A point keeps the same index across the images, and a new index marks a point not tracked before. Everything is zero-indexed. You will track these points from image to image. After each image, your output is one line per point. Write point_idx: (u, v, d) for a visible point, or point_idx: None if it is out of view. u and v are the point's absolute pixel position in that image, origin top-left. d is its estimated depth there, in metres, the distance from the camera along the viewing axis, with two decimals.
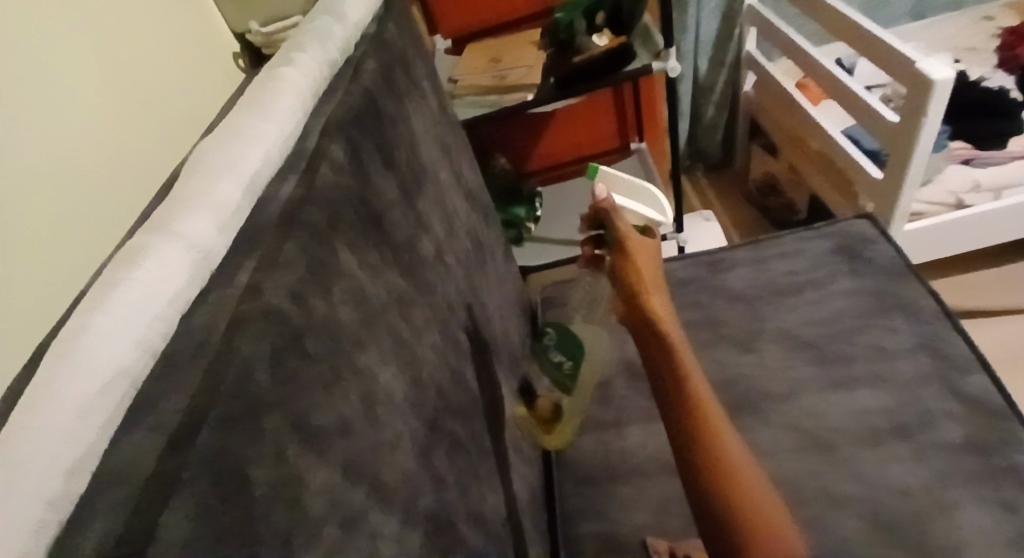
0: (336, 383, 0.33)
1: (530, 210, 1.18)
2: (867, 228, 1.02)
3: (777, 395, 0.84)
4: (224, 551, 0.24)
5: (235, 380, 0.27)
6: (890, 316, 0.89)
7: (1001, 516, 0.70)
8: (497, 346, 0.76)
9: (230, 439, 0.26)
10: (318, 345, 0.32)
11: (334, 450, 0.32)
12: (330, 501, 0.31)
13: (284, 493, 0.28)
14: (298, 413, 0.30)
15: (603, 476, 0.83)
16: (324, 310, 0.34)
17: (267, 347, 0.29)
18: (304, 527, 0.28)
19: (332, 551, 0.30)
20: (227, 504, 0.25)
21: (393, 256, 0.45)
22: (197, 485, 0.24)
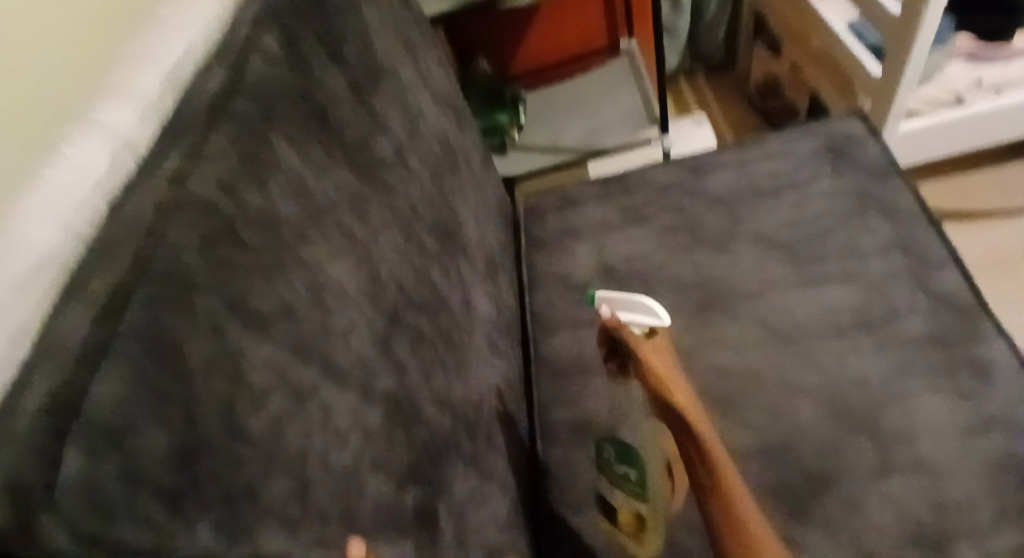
0: (275, 271, 0.37)
1: (513, 116, 1.18)
2: (857, 126, 0.99)
3: (747, 293, 0.87)
4: (158, 407, 0.28)
5: (162, 267, 0.31)
6: (868, 216, 0.89)
7: (951, 404, 0.74)
8: (471, 249, 0.78)
9: (158, 314, 0.30)
10: (252, 235, 0.36)
11: (279, 330, 0.36)
12: (274, 375, 0.34)
13: (222, 363, 0.31)
14: (233, 293, 0.33)
15: (577, 371, 0.87)
16: (258, 201, 0.38)
17: (196, 238, 0.33)
18: (246, 395, 0.32)
19: (279, 416, 0.34)
20: (161, 371, 0.29)
21: (342, 153, 0.48)
22: (128, 356, 0.28)
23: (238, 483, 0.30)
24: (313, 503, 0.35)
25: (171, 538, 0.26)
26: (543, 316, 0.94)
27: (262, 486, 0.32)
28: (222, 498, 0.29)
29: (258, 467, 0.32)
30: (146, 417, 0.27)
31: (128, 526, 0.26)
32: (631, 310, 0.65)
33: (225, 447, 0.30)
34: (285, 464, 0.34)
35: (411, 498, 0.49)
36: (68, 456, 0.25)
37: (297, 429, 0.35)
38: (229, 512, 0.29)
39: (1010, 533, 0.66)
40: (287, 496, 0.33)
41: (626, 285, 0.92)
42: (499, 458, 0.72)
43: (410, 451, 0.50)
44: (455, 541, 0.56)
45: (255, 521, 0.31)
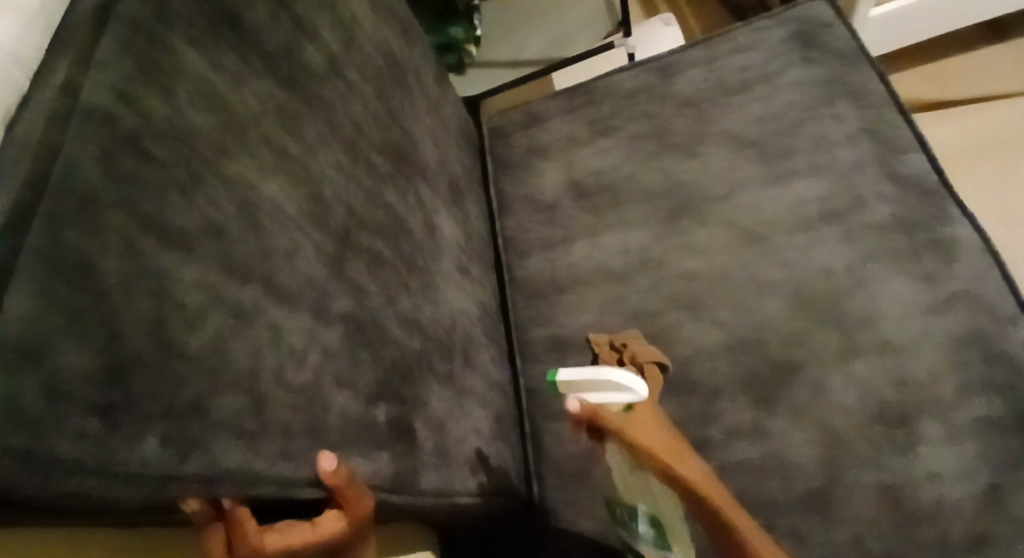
0: (195, 188, 0.36)
1: (468, 29, 1.11)
2: (826, 11, 0.95)
3: (717, 195, 0.85)
4: (74, 322, 0.28)
5: (59, 181, 0.30)
6: (836, 104, 0.87)
7: (915, 285, 0.75)
8: (430, 171, 0.75)
9: (62, 230, 0.29)
10: (161, 147, 0.35)
11: (207, 248, 0.36)
12: (206, 291, 0.34)
13: (142, 280, 0.31)
14: (147, 210, 0.33)
15: (551, 288, 0.87)
16: (165, 112, 0.37)
17: (97, 153, 0.32)
18: (177, 312, 0.32)
19: (219, 335, 0.34)
20: (73, 287, 0.28)
21: (262, 61, 0.48)
22: (34, 272, 0.27)
23: (180, 399, 0.31)
24: (271, 417, 0.36)
25: (112, 451, 0.28)
26: (515, 237, 0.92)
27: (209, 401, 0.33)
28: (165, 414, 0.30)
29: (205, 384, 0.32)
30: (63, 333, 0.27)
31: (61, 441, 0.26)
32: (602, 390, 0.53)
33: (159, 363, 0.30)
34: (236, 381, 0.34)
35: (384, 413, 0.50)
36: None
37: (242, 348, 0.35)
38: (175, 428, 0.31)
39: (976, 404, 0.68)
40: (240, 411, 0.34)
41: (595, 200, 0.90)
42: (477, 376, 0.73)
43: (377, 368, 0.50)
44: (436, 453, 0.58)
45: (206, 435, 0.32)
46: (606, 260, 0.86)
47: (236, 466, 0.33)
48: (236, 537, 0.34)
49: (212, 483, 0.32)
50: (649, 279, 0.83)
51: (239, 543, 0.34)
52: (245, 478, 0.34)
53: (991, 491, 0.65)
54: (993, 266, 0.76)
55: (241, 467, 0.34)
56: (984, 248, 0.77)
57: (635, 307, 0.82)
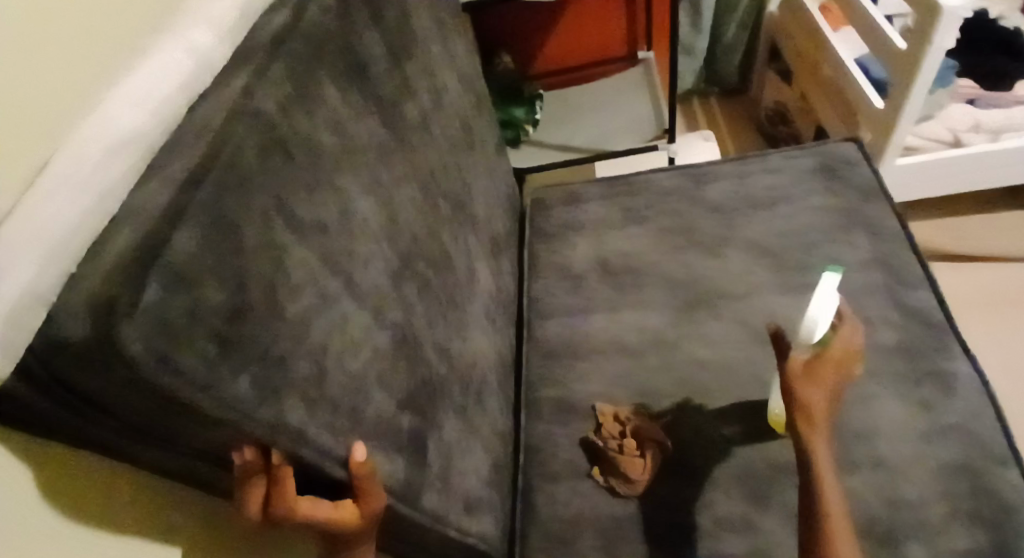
0: (314, 188, 0.44)
1: (529, 113, 1.25)
2: (853, 151, 1.03)
3: (735, 294, 0.91)
4: (220, 266, 0.35)
5: (226, 159, 0.37)
6: (854, 232, 0.94)
7: (912, 409, 0.79)
8: (478, 224, 0.82)
9: (223, 195, 0.36)
10: (298, 153, 0.44)
11: (313, 238, 0.43)
12: (306, 272, 0.41)
13: (267, 250, 0.38)
14: (280, 195, 0.41)
15: (566, 352, 0.91)
16: (305, 127, 0.45)
17: (254, 143, 0.40)
18: (285, 281, 0.39)
19: (310, 309, 0.41)
20: (222, 239, 0.35)
21: (374, 102, 0.56)
22: (198, 220, 0.34)
23: (274, 352, 0.37)
24: (326, 391, 0.42)
25: (226, 376, 0.34)
26: (539, 301, 0.98)
27: (293, 361, 0.39)
28: (259, 358, 0.36)
29: (292, 346, 0.39)
30: (209, 270, 0.34)
31: (190, 355, 0.32)
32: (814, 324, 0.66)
33: (268, 319, 0.37)
34: (309, 351, 0.40)
35: (407, 424, 0.54)
36: (149, 286, 0.31)
37: (320, 325, 0.42)
38: (263, 372, 0.36)
39: (962, 534, 0.70)
40: (309, 377, 0.40)
41: (619, 279, 0.96)
42: (486, 419, 0.76)
43: (410, 381, 0.55)
44: (440, 477, 0.61)
45: (283, 387, 0.38)
46: (623, 336, 0.90)
47: (296, 424, 0.38)
48: (274, 495, 0.37)
49: (275, 432, 0.37)
50: (660, 361, 0.87)
51: (276, 499, 0.37)
52: (299, 436, 0.38)
53: None
54: (988, 404, 0.79)
55: (300, 424, 0.38)
56: (981, 387, 0.81)
57: (645, 384, 0.86)
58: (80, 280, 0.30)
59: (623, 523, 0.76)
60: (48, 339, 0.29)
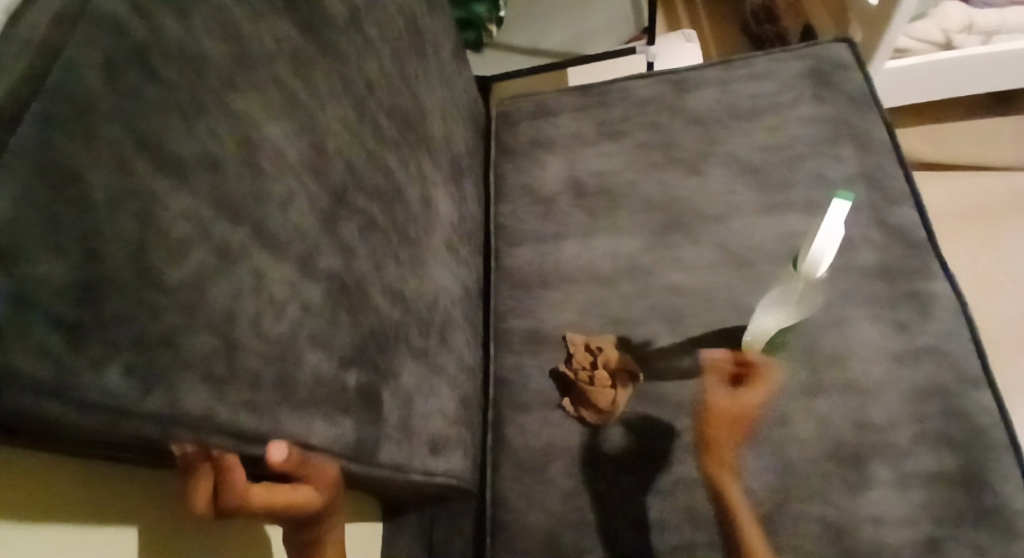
0: (195, 116, 0.38)
1: (492, 8, 1.08)
2: (844, 53, 0.95)
3: (713, 216, 0.85)
4: (53, 233, 0.29)
5: (55, 86, 0.31)
6: (840, 144, 0.87)
7: (888, 332, 0.75)
8: (434, 145, 0.75)
9: (52, 138, 0.30)
10: (168, 68, 0.37)
11: (200, 180, 0.37)
12: (192, 225, 0.36)
13: (128, 202, 0.33)
14: (144, 130, 0.34)
15: (533, 282, 0.86)
16: (178, 34, 0.38)
17: (100, 61, 0.33)
18: (158, 239, 0.34)
19: (202, 271, 0.36)
20: (58, 196, 0.30)
21: (285, 4, 0.47)
22: (15, 176, 0.28)
23: (152, 329, 0.33)
24: (239, 361, 0.38)
25: (78, 365, 0.29)
26: (507, 227, 0.92)
27: (183, 337, 0.34)
28: (132, 343, 0.32)
29: (178, 320, 0.34)
30: (35, 238, 0.28)
31: (16, 354, 0.27)
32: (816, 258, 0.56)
33: (136, 289, 0.32)
34: (208, 321, 0.36)
35: (355, 378, 0.50)
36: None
37: (222, 287, 0.37)
38: (141, 357, 0.32)
39: (927, 455, 0.69)
40: (211, 351, 0.36)
41: (592, 201, 0.90)
42: (450, 357, 0.72)
43: (356, 331, 0.50)
44: (400, 426, 0.58)
45: (174, 370, 0.34)
46: (592, 263, 0.85)
47: (197, 411, 0.34)
48: (222, 483, 0.36)
49: (169, 425, 0.33)
50: (632, 288, 0.82)
51: (225, 486, 0.36)
52: (204, 423, 0.35)
53: (930, 543, 0.65)
54: (965, 326, 0.76)
55: (204, 411, 0.35)
56: (960, 309, 0.77)
57: (616, 313, 0.81)
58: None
59: (590, 454, 0.74)
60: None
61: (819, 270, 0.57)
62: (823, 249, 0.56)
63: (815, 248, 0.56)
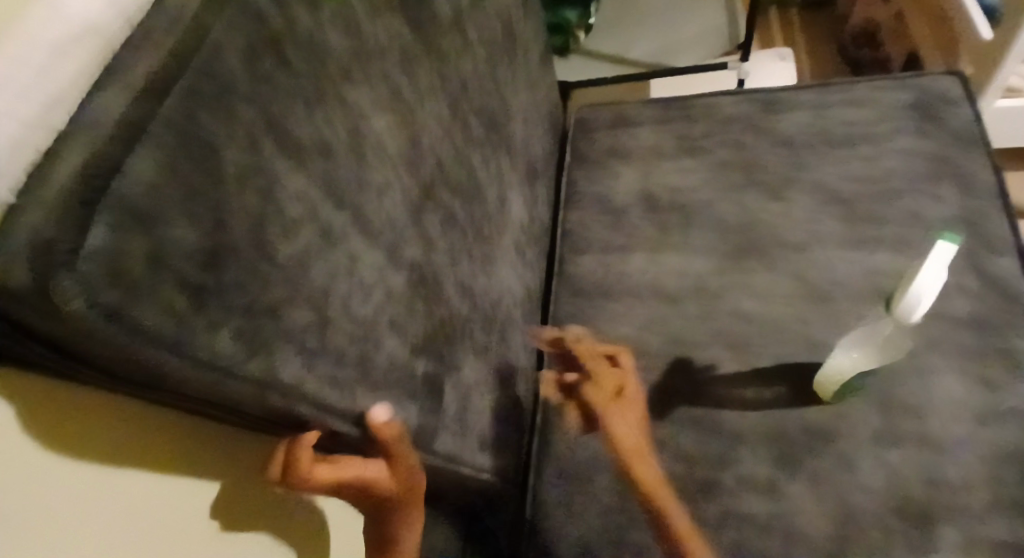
0: (318, 103, 0.39)
1: (582, 16, 1.09)
2: (952, 87, 0.90)
3: (793, 245, 0.82)
4: (188, 202, 0.30)
5: (203, 63, 0.32)
6: (939, 184, 0.82)
7: (973, 389, 0.71)
8: (515, 145, 0.75)
9: (195, 106, 0.31)
10: (297, 55, 0.37)
11: (315, 165, 0.38)
12: (304, 207, 0.37)
13: (254, 178, 0.34)
14: (272, 111, 0.35)
15: (597, 292, 0.85)
16: (308, 25, 0.39)
17: (240, 44, 0.34)
18: (277, 218, 0.35)
19: (307, 250, 0.37)
20: (196, 164, 0.30)
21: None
22: (162, 141, 0.29)
23: (261, 300, 0.34)
24: (330, 340, 0.39)
25: (192, 328, 0.30)
26: (575, 233, 0.91)
27: (284, 310, 0.36)
28: (244, 307, 0.33)
29: (282, 293, 0.35)
30: (174, 205, 0.29)
31: (146, 311, 0.28)
32: (912, 303, 0.54)
33: (252, 260, 0.33)
34: (308, 297, 0.37)
35: (421, 368, 0.51)
36: (95, 227, 0.26)
37: (322, 268, 0.38)
38: (250, 323, 0.33)
39: (1001, 524, 0.64)
40: (307, 327, 0.37)
41: (664, 216, 0.88)
42: (507, 357, 0.72)
43: (427, 322, 0.51)
44: (457, 420, 0.58)
45: (274, 339, 0.35)
46: (661, 279, 0.83)
47: (292, 380, 0.36)
48: (290, 463, 0.37)
49: (266, 389, 0.35)
50: (699, 310, 0.80)
51: (292, 467, 0.37)
52: (295, 393, 0.36)
53: None
54: None
55: (297, 382, 0.36)
56: None
57: (680, 332, 0.79)
58: (13, 219, 0.25)
59: None
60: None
61: (914, 317, 0.54)
62: (920, 293, 0.53)
63: (910, 293, 0.54)
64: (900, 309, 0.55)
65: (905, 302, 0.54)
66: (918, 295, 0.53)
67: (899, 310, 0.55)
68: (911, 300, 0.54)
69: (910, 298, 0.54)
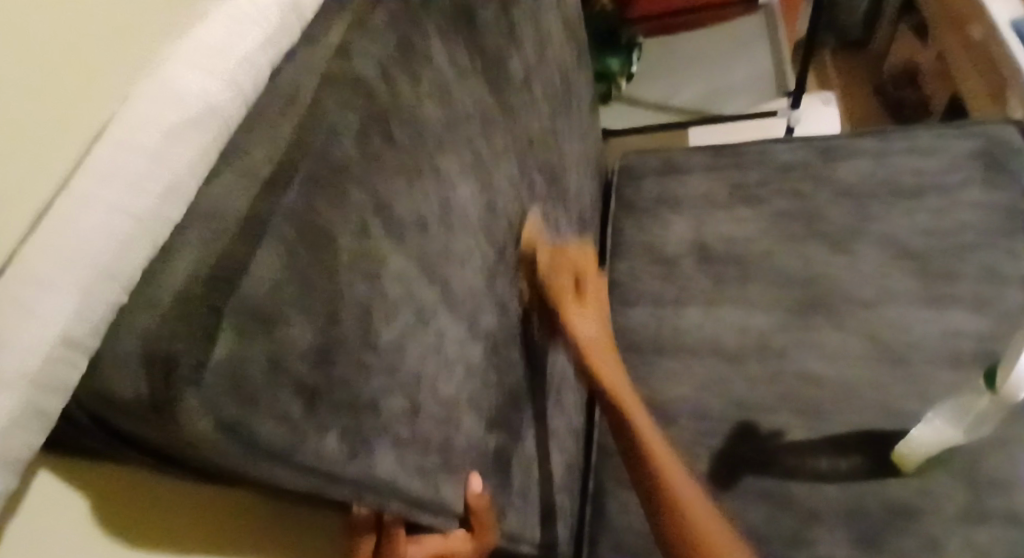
0: (415, 178, 0.37)
1: (626, 63, 1.11)
2: (1016, 135, 0.86)
3: (860, 301, 0.78)
4: (306, 298, 0.28)
5: (320, 146, 0.30)
6: (1013, 238, 0.78)
7: None
8: (570, 196, 0.72)
9: (315, 196, 0.29)
10: (400, 129, 0.36)
11: (412, 243, 0.36)
12: (403, 288, 0.35)
13: (364, 265, 0.32)
14: (381, 191, 0.34)
15: (652, 346, 0.81)
16: (408, 96, 0.37)
17: (357, 121, 0.33)
18: (382, 301, 0.33)
19: (404, 332, 0.35)
20: (313, 257, 0.29)
21: (480, 61, 0.47)
22: (282, 238, 0.27)
23: (364, 394, 0.32)
24: (418, 428, 0.36)
25: (302, 437, 0.28)
26: (624, 284, 0.87)
27: (383, 401, 0.33)
28: (349, 407, 0.31)
29: (384, 383, 0.33)
30: (294, 305, 0.28)
31: (260, 422, 0.26)
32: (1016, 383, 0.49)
33: (359, 353, 0.31)
34: (402, 383, 0.35)
35: (495, 443, 0.47)
36: (220, 336, 0.24)
37: (415, 348, 0.36)
38: (354, 423, 0.31)
39: None
40: (400, 415, 0.35)
41: (720, 268, 0.84)
42: (563, 420, 0.65)
43: (500, 393, 0.48)
44: (523, 494, 0.54)
45: (372, 434, 0.32)
46: (718, 334, 0.79)
47: (387, 477, 0.33)
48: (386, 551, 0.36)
49: (364, 492, 0.31)
50: (762, 369, 0.76)
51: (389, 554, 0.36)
52: (387, 490, 0.33)
53: None
54: None
55: (390, 476, 0.33)
56: None
57: (742, 393, 0.74)
58: (122, 326, 0.24)
59: None
60: (94, 394, 0.24)
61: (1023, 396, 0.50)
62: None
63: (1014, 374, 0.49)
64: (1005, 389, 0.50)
65: (1007, 384, 0.49)
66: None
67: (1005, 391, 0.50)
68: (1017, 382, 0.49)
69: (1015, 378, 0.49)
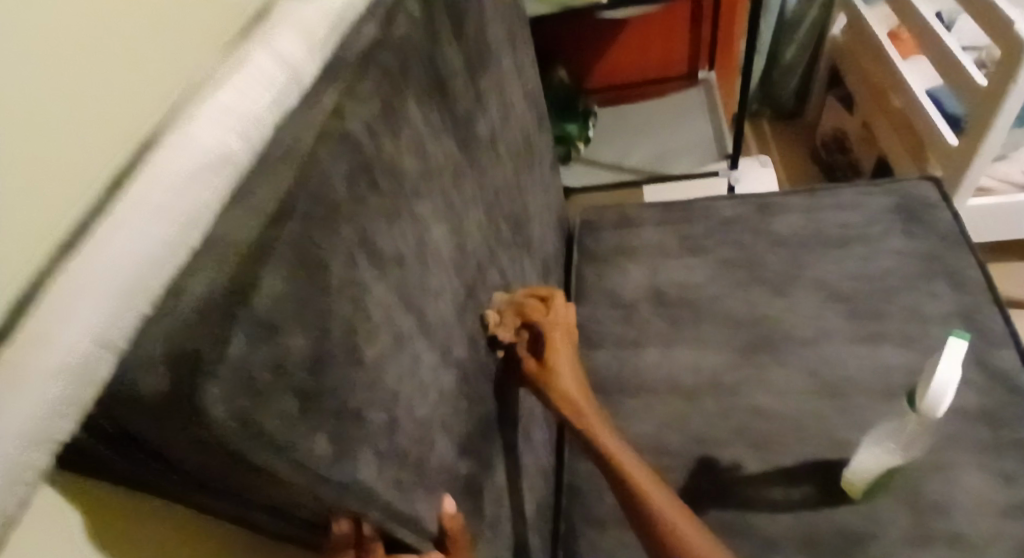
0: (394, 220, 0.42)
1: (583, 128, 1.20)
2: (930, 191, 0.96)
3: (803, 338, 0.84)
4: (302, 312, 0.33)
5: (315, 188, 0.35)
6: (934, 282, 0.86)
7: (993, 482, 0.70)
8: (534, 246, 0.78)
9: (311, 227, 0.35)
10: (384, 178, 0.41)
11: (391, 274, 0.41)
12: (384, 314, 0.39)
13: (351, 290, 0.37)
14: (366, 228, 0.39)
15: (614, 386, 0.85)
16: (390, 151, 0.43)
17: (344, 168, 0.38)
18: (365, 323, 0.37)
19: (384, 354, 0.39)
20: (309, 279, 0.34)
21: (451, 122, 0.53)
22: (286, 262, 0.32)
23: (349, 403, 0.35)
24: (397, 443, 0.40)
25: (299, 434, 0.32)
26: (586, 329, 0.92)
27: (367, 413, 0.37)
28: (336, 415, 0.34)
29: (365, 396, 0.37)
30: (293, 316, 0.32)
31: (265, 415, 0.30)
32: (935, 398, 0.55)
33: (347, 368, 0.36)
34: (382, 399, 0.38)
35: (466, 468, 0.50)
36: (235, 336, 0.29)
37: (394, 371, 0.40)
38: (341, 429, 0.35)
39: None
40: (381, 428, 0.38)
41: (674, 312, 0.90)
42: (530, 455, 0.68)
43: (470, 421, 0.52)
44: (493, 522, 0.56)
45: (357, 442, 0.36)
46: (675, 373, 0.84)
47: (366, 485, 0.36)
48: None
49: (346, 495, 0.35)
50: (717, 406, 0.80)
51: None
52: (367, 498, 0.36)
53: None
54: None
55: (370, 485, 0.36)
56: None
57: (699, 431, 0.79)
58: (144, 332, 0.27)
59: None
60: (110, 391, 0.27)
61: (940, 412, 0.55)
62: (943, 388, 0.55)
63: (933, 389, 0.55)
64: (926, 404, 0.56)
65: (925, 398, 0.55)
66: (939, 391, 0.55)
67: (925, 406, 0.56)
68: (936, 397, 0.55)
69: (934, 393, 0.55)
